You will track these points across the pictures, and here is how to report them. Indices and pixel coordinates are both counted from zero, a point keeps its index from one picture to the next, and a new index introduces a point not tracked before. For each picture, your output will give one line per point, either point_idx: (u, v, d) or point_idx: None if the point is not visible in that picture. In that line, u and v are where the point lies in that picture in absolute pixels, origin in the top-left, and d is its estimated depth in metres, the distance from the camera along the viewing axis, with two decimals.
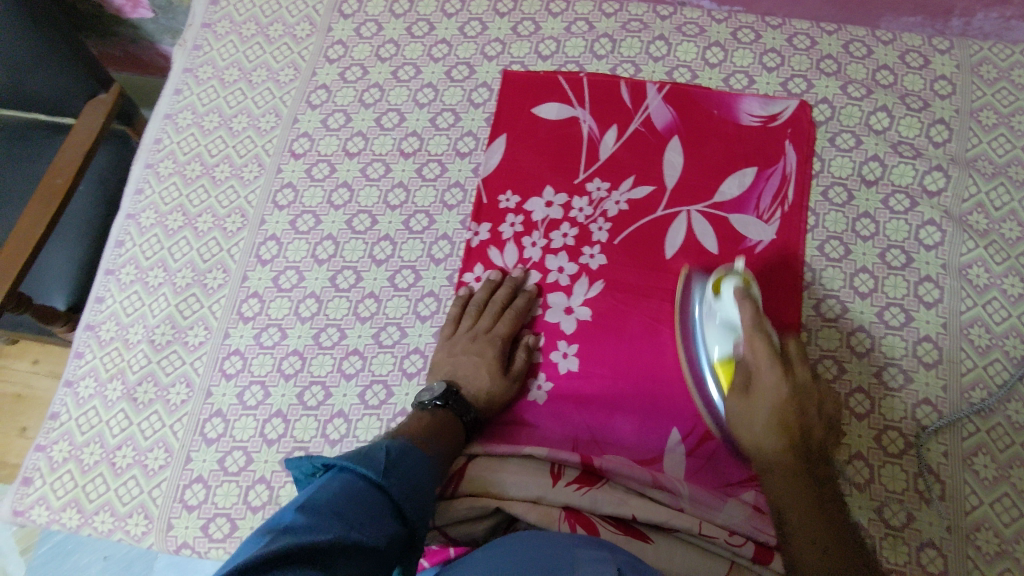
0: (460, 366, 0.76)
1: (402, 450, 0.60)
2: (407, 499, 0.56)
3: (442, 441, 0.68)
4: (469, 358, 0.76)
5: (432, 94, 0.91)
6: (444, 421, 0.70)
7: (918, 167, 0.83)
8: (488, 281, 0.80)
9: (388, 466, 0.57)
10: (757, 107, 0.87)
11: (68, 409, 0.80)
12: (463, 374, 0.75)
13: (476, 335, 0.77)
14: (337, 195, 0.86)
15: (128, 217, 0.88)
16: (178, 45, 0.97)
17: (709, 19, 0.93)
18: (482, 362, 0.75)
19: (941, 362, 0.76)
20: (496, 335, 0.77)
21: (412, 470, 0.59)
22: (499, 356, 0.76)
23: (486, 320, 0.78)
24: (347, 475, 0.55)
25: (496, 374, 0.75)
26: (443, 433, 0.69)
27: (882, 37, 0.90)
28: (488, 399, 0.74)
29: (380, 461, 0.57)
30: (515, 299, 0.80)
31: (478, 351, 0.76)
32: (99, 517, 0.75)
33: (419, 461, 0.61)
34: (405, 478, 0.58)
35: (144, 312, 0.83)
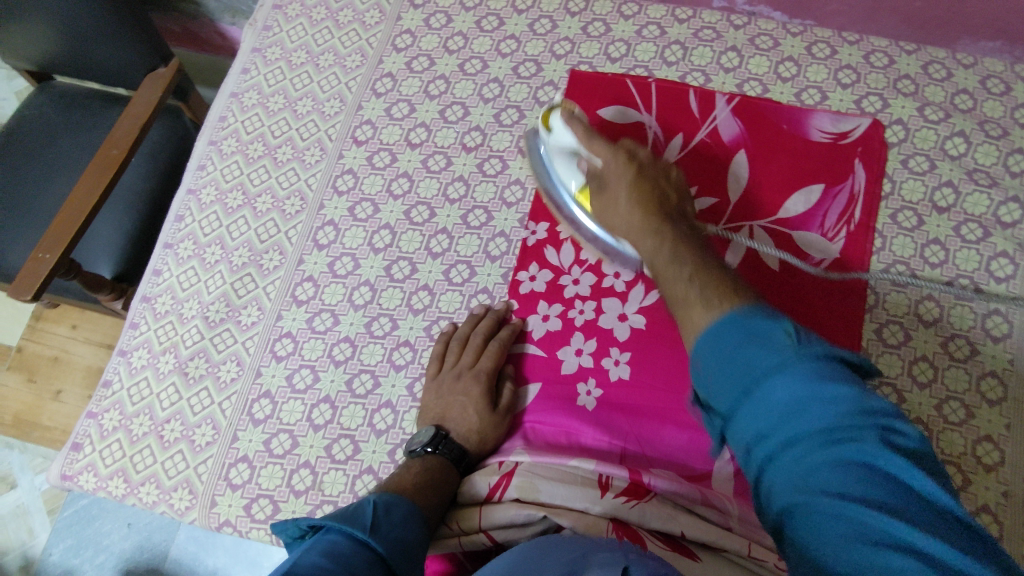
0: (449, 406, 0.74)
1: (387, 508, 0.60)
2: (397, 554, 0.56)
3: (432, 491, 0.67)
4: (455, 399, 0.74)
5: (498, 90, 0.90)
6: (435, 469, 0.70)
7: (993, 197, 0.81)
8: (471, 315, 0.79)
9: (374, 524, 0.57)
10: (828, 123, 0.85)
11: (121, 377, 0.81)
12: (452, 415, 0.74)
13: (462, 373, 0.75)
14: (397, 185, 0.86)
15: (189, 193, 0.89)
16: (248, 25, 0.97)
17: (784, 32, 0.91)
18: (468, 401, 0.73)
19: (1006, 399, 0.73)
20: (482, 370, 0.75)
21: (397, 528, 0.59)
22: (486, 391, 0.74)
23: (469, 356, 0.76)
24: (333, 537, 0.55)
25: (484, 412, 0.73)
26: (433, 483, 0.68)
27: (963, 60, 0.88)
28: (479, 439, 0.73)
29: (366, 520, 0.58)
30: (500, 330, 0.78)
31: (464, 390, 0.74)
32: (145, 488, 0.76)
33: (406, 516, 0.61)
34: (393, 534, 0.58)
35: (200, 289, 0.83)
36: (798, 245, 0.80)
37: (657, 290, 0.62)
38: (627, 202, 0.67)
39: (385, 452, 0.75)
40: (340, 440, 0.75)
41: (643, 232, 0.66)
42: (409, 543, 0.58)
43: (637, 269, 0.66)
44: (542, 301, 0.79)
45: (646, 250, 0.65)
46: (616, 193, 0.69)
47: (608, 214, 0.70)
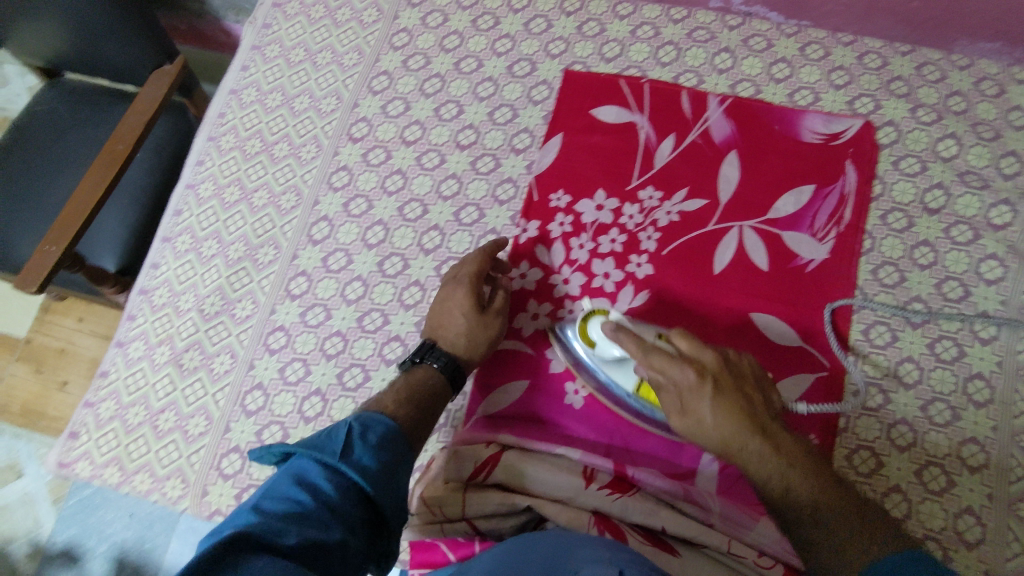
0: (442, 315, 0.75)
1: (364, 430, 0.59)
2: (376, 481, 0.55)
3: (414, 394, 0.68)
4: (442, 304, 0.76)
5: (492, 89, 0.91)
6: (421, 378, 0.70)
7: (984, 199, 0.81)
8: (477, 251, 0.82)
9: (346, 450, 0.56)
10: (820, 124, 0.86)
11: (118, 368, 0.82)
12: (443, 324, 0.75)
13: (449, 283, 0.76)
14: (391, 182, 0.87)
15: (187, 188, 0.91)
16: (249, 23, 0.99)
17: (778, 33, 0.92)
18: (450, 304, 0.74)
19: (993, 401, 0.73)
20: (463, 275, 0.76)
21: (376, 453, 0.57)
22: (470, 290, 0.74)
23: (453, 268, 0.77)
24: (306, 466, 0.55)
25: (470, 313, 0.74)
26: (418, 393, 0.68)
27: (958, 62, 0.88)
28: (468, 341, 0.74)
29: (337, 444, 0.56)
30: (495, 251, 0.79)
31: (449, 299, 0.75)
32: (139, 477, 0.77)
33: (385, 440, 0.59)
34: (369, 460, 0.56)
35: (196, 282, 0.85)
36: (787, 246, 0.80)
37: (720, 426, 0.61)
38: (712, 409, 0.62)
39: None
40: None
41: (715, 369, 0.64)
42: (387, 469, 0.57)
43: (675, 415, 0.65)
44: (533, 300, 0.81)
45: (740, 446, 0.61)
46: (702, 408, 0.62)
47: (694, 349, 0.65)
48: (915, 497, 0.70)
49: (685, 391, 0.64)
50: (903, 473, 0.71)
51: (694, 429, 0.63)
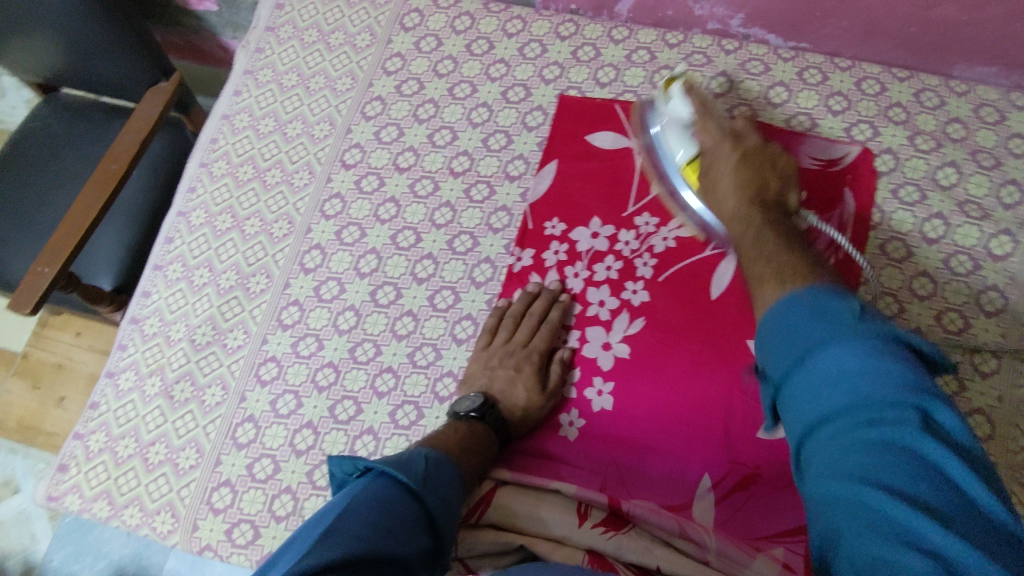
0: (496, 378, 0.76)
1: (436, 464, 0.62)
2: (440, 511, 0.58)
3: (473, 454, 0.69)
4: (506, 371, 0.76)
5: (487, 114, 0.90)
6: (479, 436, 0.71)
7: (984, 229, 0.80)
8: (525, 292, 0.80)
9: (423, 476, 0.59)
10: (818, 150, 0.84)
11: (108, 399, 0.82)
12: (498, 386, 0.75)
13: (514, 349, 0.77)
14: (384, 209, 0.86)
15: (179, 215, 0.90)
16: (242, 47, 0.98)
17: (775, 57, 0.91)
18: (519, 377, 0.75)
19: (995, 437, 0.72)
20: (535, 349, 0.77)
21: (444, 485, 0.61)
22: (537, 370, 0.76)
23: (524, 333, 0.78)
24: (383, 482, 0.57)
25: (533, 389, 0.75)
26: (475, 447, 0.69)
27: (957, 88, 0.87)
28: (523, 414, 0.74)
29: (417, 473, 0.59)
30: (549, 312, 0.79)
31: (515, 365, 0.76)
32: (129, 511, 0.77)
33: (452, 476, 0.62)
34: (437, 490, 0.59)
35: (187, 311, 0.84)
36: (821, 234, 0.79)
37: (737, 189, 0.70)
38: (733, 177, 0.71)
39: None
40: (321, 465, 0.75)
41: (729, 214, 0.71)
42: (450, 503, 0.60)
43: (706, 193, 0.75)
44: None
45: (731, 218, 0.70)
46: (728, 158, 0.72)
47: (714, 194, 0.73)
48: None
49: (715, 154, 0.74)
50: None
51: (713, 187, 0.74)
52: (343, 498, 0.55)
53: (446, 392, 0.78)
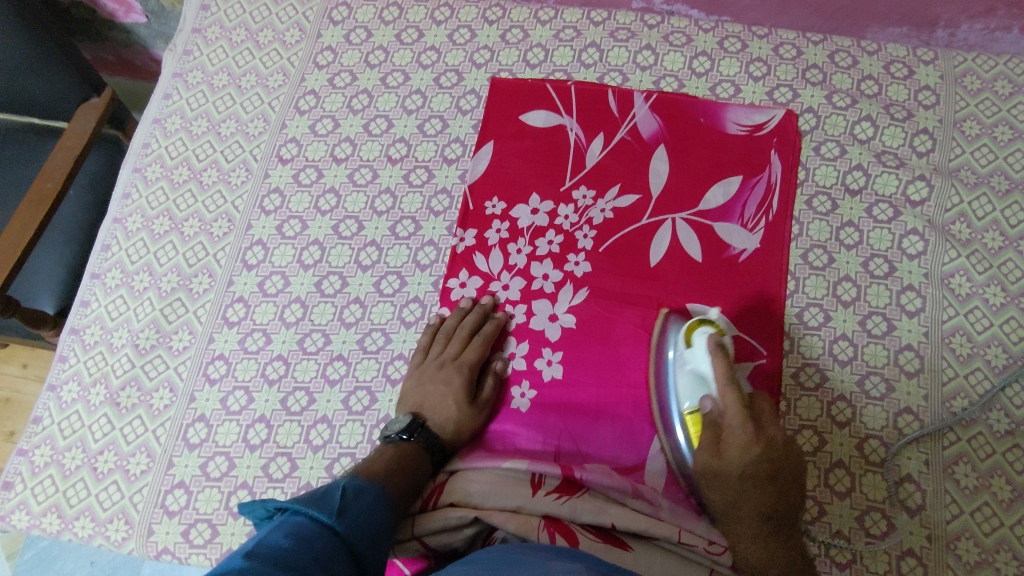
0: (428, 394, 0.75)
1: (358, 491, 0.62)
2: (362, 541, 0.58)
3: (404, 476, 0.68)
4: (437, 388, 0.75)
5: (421, 101, 0.91)
6: (410, 455, 0.70)
7: (901, 177, 0.84)
8: (457, 308, 0.80)
9: (341, 508, 0.59)
10: (743, 115, 0.88)
11: (51, 413, 0.80)
12: (430, 404, 0.75)
13: (444, 363, 0.77)
14: (324, 201, 0.87)
15: (115, 221, 0.88)
16: (168, 50, 0.97)
17: (696, 28, 0.94)
18: (450, 391, 0.75)
19: (924, 371, 0.75)
20: (465, 361, 0.76)
21: (366, 512, 0.61)
22: (467, 382, 0.75)
23: (454, 346, 0.77)
24: (298, 520, 0.56)
25: (464, 403, 0.75)
26: (406, 468, 0.69)
27: (868, 47, 0.91)
28: (456, 428, 0.74)
29: (334, 503, 0.59)
30: (481, 325, 0.79)
31: (445, 379, 0.75)
32: (80, 522, 0.75)
33: (376, 501, 0.62)
34: (359, 518, 0.59)
35: (129, 317, 0.83)
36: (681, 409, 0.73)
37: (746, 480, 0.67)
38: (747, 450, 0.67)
39: (323, 467, 0.75)
40: (276, 458, 0.75)
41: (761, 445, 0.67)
42: (375, 530, 0.60)
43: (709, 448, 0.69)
44: None
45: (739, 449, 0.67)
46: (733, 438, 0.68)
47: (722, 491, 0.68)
48: (856, 471, 0.72)
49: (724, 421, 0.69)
50: (844, 448, 0.73)
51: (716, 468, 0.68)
52: (256, 539, 0.54)
53: (398, 374, 0.79)
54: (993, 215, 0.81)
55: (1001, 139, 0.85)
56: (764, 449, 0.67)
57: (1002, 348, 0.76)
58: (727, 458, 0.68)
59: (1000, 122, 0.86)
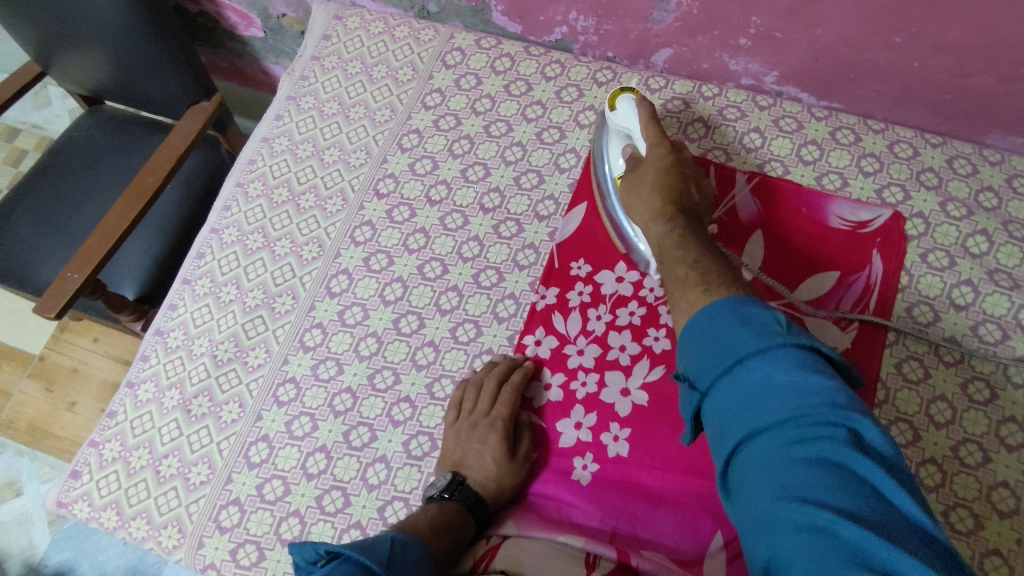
0: (466, 453, 0.74)
1: (404, 545, 0.61)
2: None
3: (446, 536, 0.67)
4: (472, 446, 0.74)
5: (520, 153, 0.92)
6: (451, 514, 0.69)
7: (1013, 299, 0.79)
8: (488, 363, 0.79)
9: (390, 560, 0.58)
10: (848, 210, 0.85)
11: (126, 409, 0.82)
12: (469, 461, 0.74)
13: (477, 420, 0.75)
14: (413, 240, 0.87)
15: (212, 231, 0.92)
16: (287, 73, 1.01)
17: (809, 115, 0.92)
18: (485, 450, 0.73)
19: (1017, 513, 0.71)
20: (498, 417, 0.75)
21: (411, 566, 0.60)
22: (503, 438, 0.74)
23: (484, 403, 0.75)
24: (350, 568, 0.55)
25: (502, 459, 0.73)
26: (448, 527, 0.68)
27: (990, 157, 0.87)
28: (497, 486, 0.73)
29: (382, 554, 0.58)
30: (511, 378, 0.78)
31: (480, 437, 0.74)
32: (136, 523, 0.76)
33: (420, 556, 0.62)
34: (405, 571, 0.59)
35: (211, 327, 0.85)
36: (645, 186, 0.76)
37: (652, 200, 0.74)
38: (651, 181, 0.76)
39: (375, 508, 0.74)
40: (331, 491, 0.75)
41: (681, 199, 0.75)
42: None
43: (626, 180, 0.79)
44: (547, 368, 0.80)
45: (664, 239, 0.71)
46: (646, 174, 0.77)
47: (636, 194, 0.77)
48: None
49: (645, 159, 0.79)
50: None
51: (634, 184, 0.78)
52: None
53: None
54: None
55: None
56: (664, 196, 0.74)
57: None
58: (642, 191, 0.76)
59: None
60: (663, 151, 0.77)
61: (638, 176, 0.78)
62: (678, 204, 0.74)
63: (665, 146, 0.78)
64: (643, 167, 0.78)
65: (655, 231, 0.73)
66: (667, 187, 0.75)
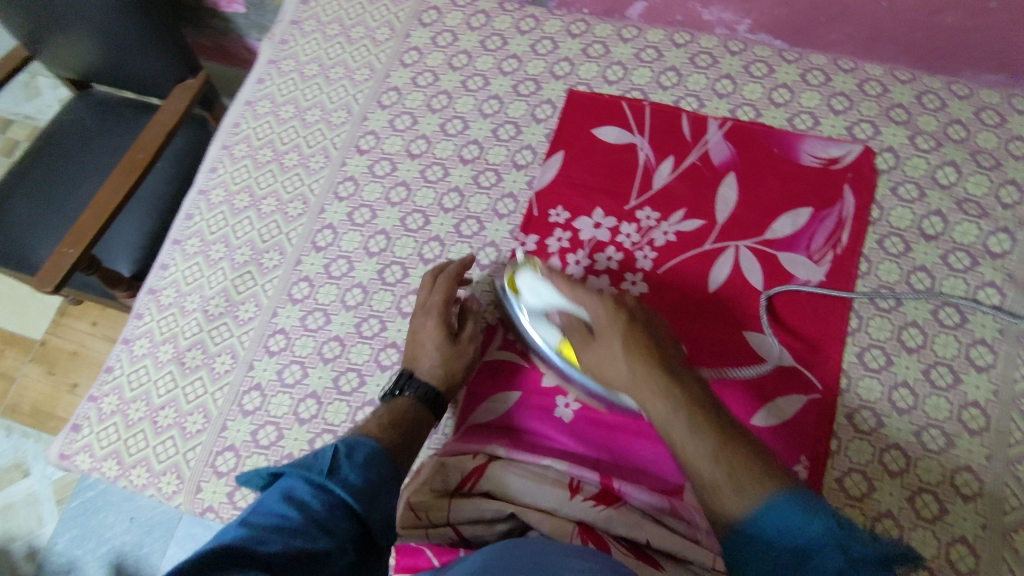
0: (413, 347, 0.78)
1: (357, 447, 0.63)
2: (364, 491, 0.60)
3: (404, 429, 0.70)
4: (414, 337, 0.78)
5: (497, 106, 0.93)
6: (402, 407, 0.72)
7: (982, 227, 0.81)
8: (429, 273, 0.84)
9: (333, 465, 0.61)
10: (819, 149, 0.86)
11: (122, 365, 0.85)
12: (417, 354, 0.77)
13: (417, 312, 0.79)
14: (395, 193, 0.90)
15: (199, 193, 0.94)
16: (267, 38, 1.03)
17: (779, 59, 0.93)
18: (423, 335, 0.77)
19: (987, 430, 0.72)
20: (433, 304, 0.78)
21: (368, 465, 0.62)
22: (439, 320, 0.77)
23: (421, 296, 0.80)
24: (290, 482, 0.59)
25: (441, 343, 0.76)
26: (400, 422, 0.70)
27: (959, 92, 0.88)
28: (446, 370, 0.76)
29: (325, 462, 0.61)
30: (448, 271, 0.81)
31: (418, 325, 0.78)
32: (136, 471, 0.79)
33: (378, 455, 0.63)
34: (356, 473, 0.61)
35: (202, 284, 0.87)
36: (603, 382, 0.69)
37: (631, 376, 0.65)
38: (621, 343, 0.67)
39: None
40: (323, 434, 0.78)
41: (653, 354, 0.65)
42: (372, 486, 0.60)
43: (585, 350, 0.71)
44: None
45: (668, 426, 0.60)
46: (610, 343, 0.68)
47: (603, 370, 0.69)
48: (906, 523, 0.69)
49: (603, 323, 0.69)
50: (894, 499, 0.70)
51: (597, 358, 0.69)
52: (250, 506, 0.58)
53: (387, 361, 0.81)
54: None
55: None
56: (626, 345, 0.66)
57: None
58: (617, 357, 0.67)
59: None
60: (616, 321, 0.68)
61: (593, 345, 0.70)
62: (667, 370, 0.63)
63: (620, 311, 0.69)
64: (599, 335, 0.69)
65: (648, 391, 0.62)
66: (639, 342, 0.66)
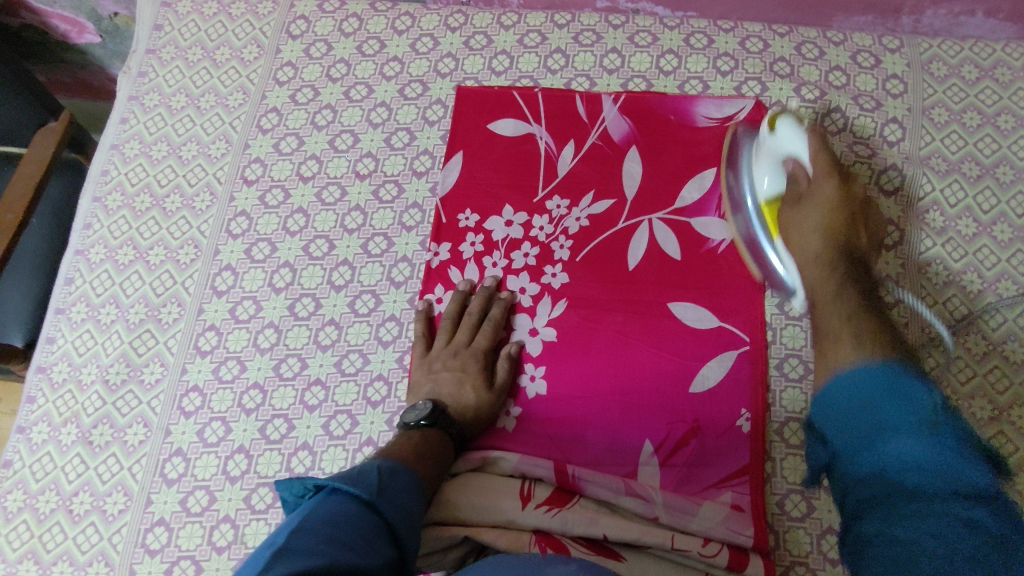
0: (442, 382, 0.74)
1: (390, 475, 0.59)
2: (399, 521, 0.56)
3: (430, 462, 0.66)
4: (451, 375, 0.74)
5: (386, 114, 0.89)
6: (434, 442, 0.68)
7: (873, 167, 0.84)
8: (457, 293, 0.79)
9: (381, 488, 0.57)
10: (714, 109, 0.87)
11: (21, 456, 0.77)
12: (445, 391, 0.73)
13: (457, 351, 0.76)
14: (292, 221, 0.85)
15: (76, 254, 0.86)
16: (122, 73, 0.95)
17: (661, 26, 0.93)
18: (466, 378, 0.74)
19: None
20: (479, 348, 0.76)
21: (402, 494, 0.58)
22: (483, 368, 0.75)
23: (464, 334, 0.77)
24: (338, 498, 0.54)
25: (482, 388, 0.74)
26: (430, 452, 0.67)
27: (834, 38, 0.90)
28: (475, 414, 0.73)
29: (372, 482, 0.57)
30: (489, 309, 0.78)
31: (460, 367, 0.75)
32: (58, 568, 0.72)
33: (408, 485, 0.60)
34: (395, 499, 0.57)
35: (97, 352, 0.81)
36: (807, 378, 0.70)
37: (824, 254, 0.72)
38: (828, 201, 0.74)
39: None
40: (258, 489, 0.73)
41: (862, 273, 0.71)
42: (410, 513, 0.57)
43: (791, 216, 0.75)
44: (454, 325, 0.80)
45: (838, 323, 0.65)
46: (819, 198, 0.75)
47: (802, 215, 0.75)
48: None
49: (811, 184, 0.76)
50: None
51: (800, 214, 0.75)
52: (297, 518, 0.52)
53: (314, 400, 0.77)
54: (966, 202, 0.81)
55: (970, 125, 0.85)
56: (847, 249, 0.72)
57: (981, 335, 0.76)
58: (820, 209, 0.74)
59: (968, 107, 0.86)
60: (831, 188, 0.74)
61: (798, 206, 0.76)
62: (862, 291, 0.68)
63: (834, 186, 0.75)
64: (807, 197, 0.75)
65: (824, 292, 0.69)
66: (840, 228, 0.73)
